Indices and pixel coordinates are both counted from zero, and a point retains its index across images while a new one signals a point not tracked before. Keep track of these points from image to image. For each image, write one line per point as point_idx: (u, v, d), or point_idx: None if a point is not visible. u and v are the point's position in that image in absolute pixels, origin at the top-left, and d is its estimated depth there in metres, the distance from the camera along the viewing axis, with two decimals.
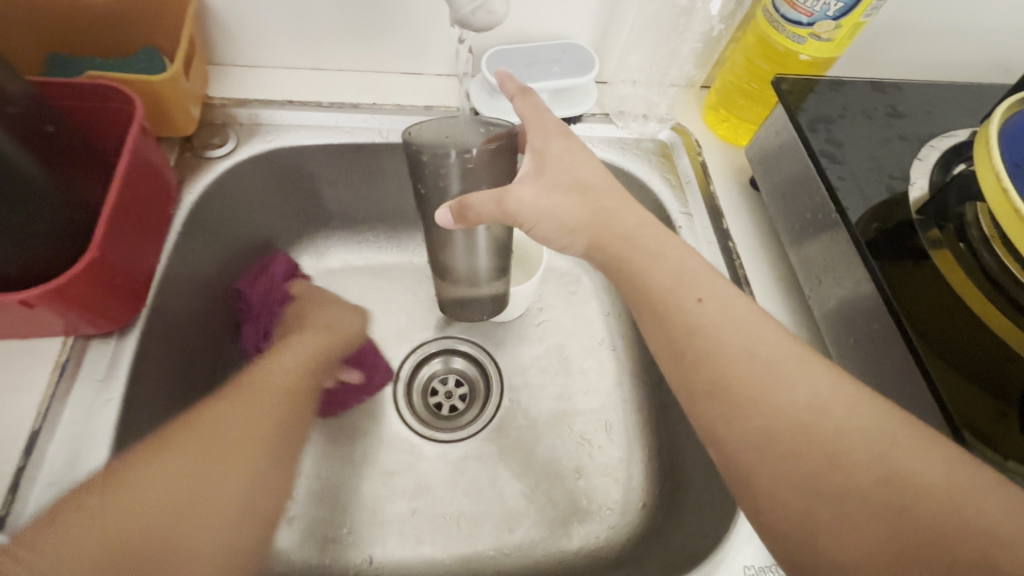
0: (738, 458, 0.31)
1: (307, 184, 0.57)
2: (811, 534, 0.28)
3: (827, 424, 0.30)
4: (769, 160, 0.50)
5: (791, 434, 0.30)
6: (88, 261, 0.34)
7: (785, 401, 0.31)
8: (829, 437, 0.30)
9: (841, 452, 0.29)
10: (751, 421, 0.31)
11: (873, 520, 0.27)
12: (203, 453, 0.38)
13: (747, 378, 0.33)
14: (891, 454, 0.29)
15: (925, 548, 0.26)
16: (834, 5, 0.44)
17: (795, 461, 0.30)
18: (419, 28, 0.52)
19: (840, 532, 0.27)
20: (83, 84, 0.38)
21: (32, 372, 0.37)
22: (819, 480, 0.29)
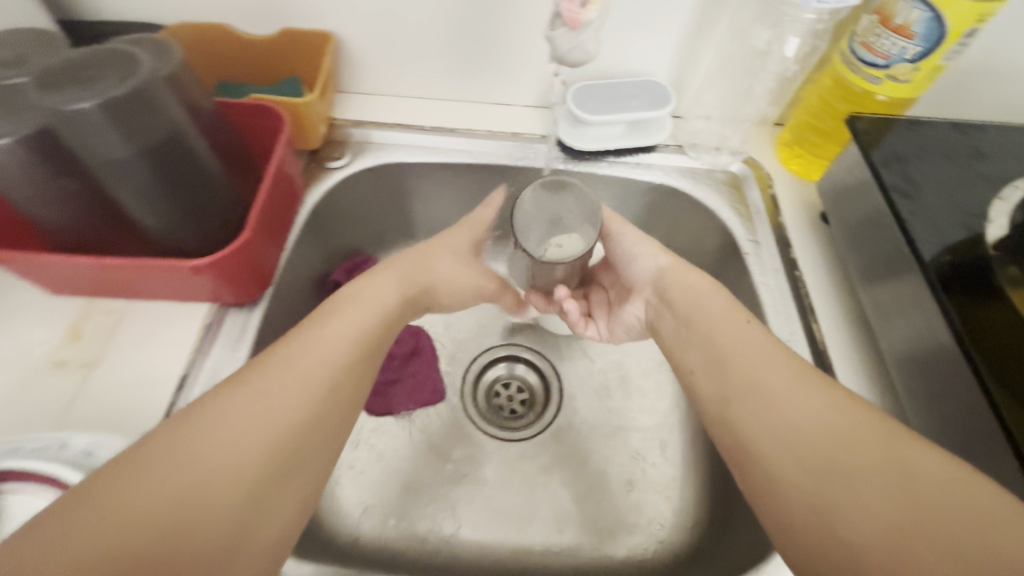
0: (772, 458, 0.35)
1: (404, 196, 0.65)
2: (825, 521, 0.31)
3: (844, 429, 0.34)
4: (842, 194, 0.52)
5: (820, 435, 0.34)
6: (241, 242, 0.42)
7: (811, 409, 0.35)
8: (845, 440, 0.33)
9: (857, 453, 0.33)
10: (777, 422, 0.36)
11: (881, 512, 0.30)
12: (259, 411, 0.36)
13: (781, 389, 0.36)
14: (907, 460, 0.31)
15: (923, 540, 0.28)
16: (912, 49, 0.46)
17: (821, 457, 0.33)
18: (513, 66, 0.59)
19: (849, 520, 0.31)
20: (248, 104, 0.48)
21: (185, 329, 0.46)
22: (836, 474, 0.32)
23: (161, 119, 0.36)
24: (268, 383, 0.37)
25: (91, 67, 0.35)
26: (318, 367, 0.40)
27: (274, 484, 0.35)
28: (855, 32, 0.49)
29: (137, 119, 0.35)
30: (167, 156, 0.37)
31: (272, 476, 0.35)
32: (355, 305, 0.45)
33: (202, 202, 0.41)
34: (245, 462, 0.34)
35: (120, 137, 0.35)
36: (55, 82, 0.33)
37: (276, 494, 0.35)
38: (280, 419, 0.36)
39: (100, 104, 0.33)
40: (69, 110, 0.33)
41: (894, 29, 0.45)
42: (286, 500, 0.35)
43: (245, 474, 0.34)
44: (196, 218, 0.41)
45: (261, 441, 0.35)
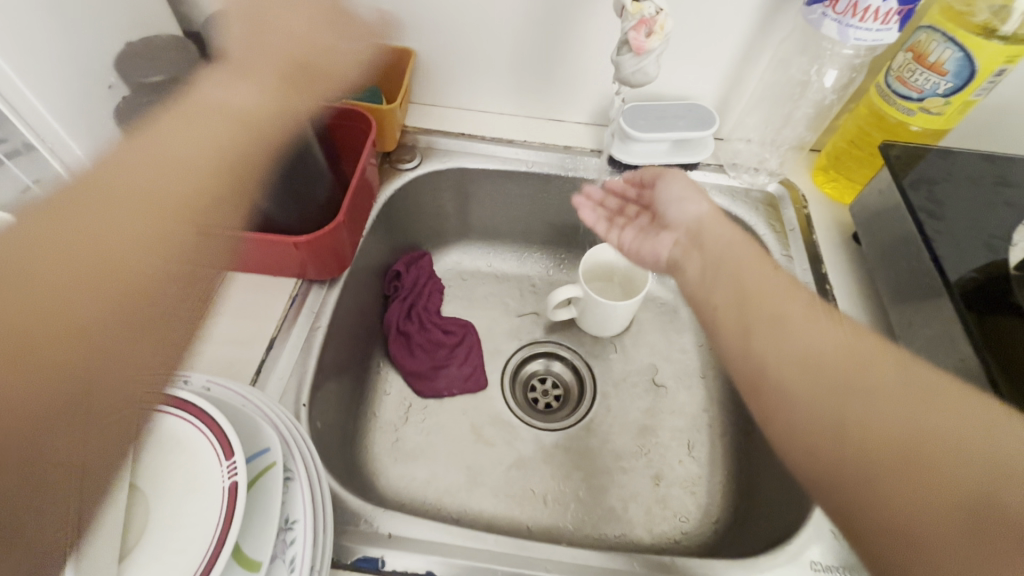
0: (793, 385, 0.35)
1: (462, 198, 0.71)
2: (841, 434, 0.32)
3: (866, 357, 0.34)
4: (872, 215, 0.55)
5: (850, 362, 0.34)
6: (334, 226, 0.49)
7: (835, 341, 0.36)
8: (865, 365, 0.34)
9: (876, 376, 0.33)
10: (794, 349, 0.36)
11: (897, 428, 0.31)
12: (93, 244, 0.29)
13: (807, 328, 0.37)
14: (926, 388, 0.32)
15: (937, 453, 0.29)
16: (943, 84, 0.50)
17: (852, 378, 0.33)
18: (572, 85, 0.65)
19: (867, 435, 0.31)
20: (341, 107, 0.55)
21: (276, 300, 0.53)
22: (853, 392, 0.33)
23: (294, 128, 0.44)
24: (94, 212, 0.30)
25: (249, 78, 0.41)
26: (186, 146, 0.36)
27: (132, 293, 0.29)
28: (891, 67, 0.53)
29: (280, 128, 0.42)
30: (289, 154, 0.45)
31: (125, 290, 0.29)
32: (181, 119, 0.37)
33: (303, 189, 0.49)
34: (111, 264, 0.29)
35: (264, 141, 0.42)
36: (215, 86, 0.40)
37: (145, 268, 0.30)
38: (170, 185, 0.34)
39: (259, 117, 0.40)
40: (229, 115, 0.39)
41: (928, 65, 0.50)
42: (156, 285, 0.30)
43: (116, 268, 0.29)
44: (300, 209, 0.48)
45: (136, 231, 0.31)
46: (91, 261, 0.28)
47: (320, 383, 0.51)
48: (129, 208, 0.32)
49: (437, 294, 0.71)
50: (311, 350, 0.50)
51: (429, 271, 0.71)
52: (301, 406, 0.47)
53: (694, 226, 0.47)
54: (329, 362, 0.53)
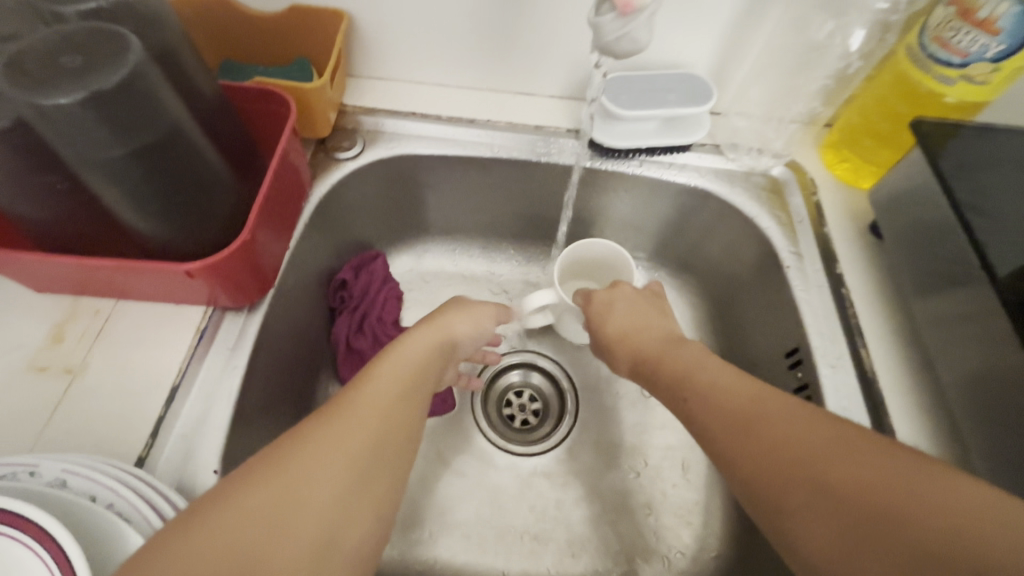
0: (773, 483, 0.30)
1: (417, 190, 0.60)
2: (825, 543, 0.27)
3: (857, 442, 0.29)
4: (899, 206, 0.47)
5: (766, 416, 0.33)
6: (242, 242, 0.38)
7: (817, 430, 0.31)
8: (855, 452, 0.29)
9: (879, 472, 0.28)
10: (769, 442, 0.31)
11: (897, 535, 0.25)
12: (282, 485, 0.27)
13: (782, 413, 0.33)
14: (918, 481, 0.26)
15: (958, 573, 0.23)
16: (994, 47, 0.40)
17: (771, 432, 0.32)
18: (542, 52, 0.54)
19: (874, 560, 0.25)
20: (252, 88, 0.44)
21: (179, 333, 0.42)
22: (845, 490, 0.27)
23: (159, 115, 0.32)
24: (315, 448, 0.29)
25: (80, 50, 0.30)
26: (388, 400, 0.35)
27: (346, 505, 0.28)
28: (926, 25, 0.43)
29: (131, 114, 0.31)
30: (163, 154, 0.33)
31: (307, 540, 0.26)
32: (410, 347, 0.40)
33: (198, 206, 0.37)
34: (280, 522, 0.26)
35: (112, 136, 0.31)
36: (22, 67, 0.29)
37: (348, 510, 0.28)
38: (356, 437, 0.31)
39: (89, 97, 0.29)
40: (46, 103, 0.28)
41: (977, 23, 0.40)
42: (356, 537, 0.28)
43: (288, 532, 0.26)
44: (191, 222, 0.37)
45: (285, 489, 0.27)
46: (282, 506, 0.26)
47: (239, 438, 0.41)
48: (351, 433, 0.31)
49: (394, 304, 0.57)
50: (226, 397, 0.41)
51: (384, 274, 0.58)
52: (211, 473, 0.38)
53: (632, 325, 0.47)
54: (253, 406, 0.43)
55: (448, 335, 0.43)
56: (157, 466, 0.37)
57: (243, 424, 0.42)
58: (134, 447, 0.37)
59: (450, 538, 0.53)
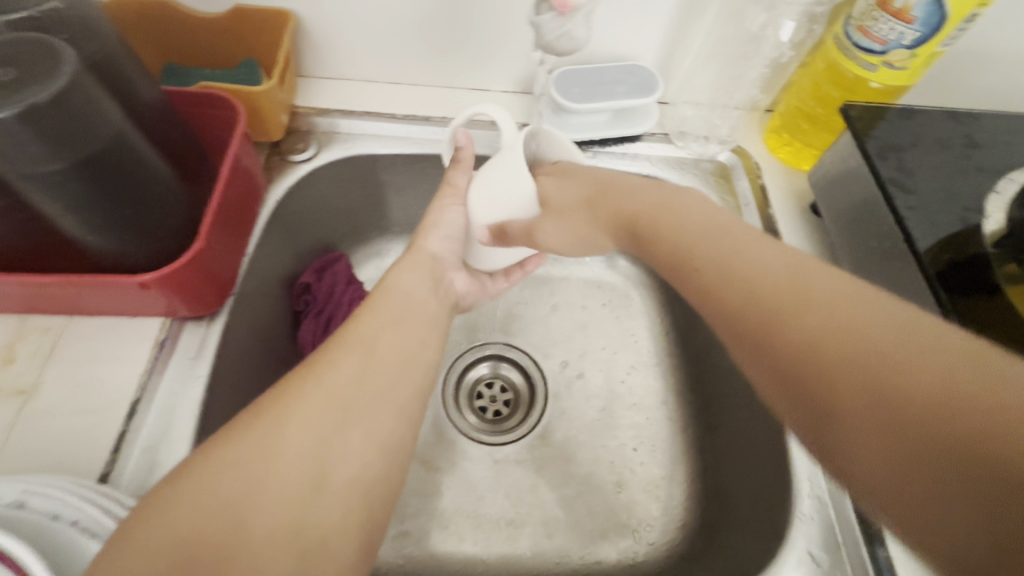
0: (751, 360, 0.27)
1: (376, 189, 0.60)
2: (800, 392, 0.24)
3: (853, 305, 0.25)
4: (833, 186, 0.50)
5: (779, 281, 0.28)
6: (196, 252, 0.38)
7: (810, 294, 0.26)
8: (822, 291, 0.26)
9: (861, 344, 0.23)
10: (741, 309, 0.29)
11: (876, 378, 0.22)
12: (269, 421, 0.30)
13: (754, 263, 0.30)
14: (919, 334, 0.23)
15: (949, 438, 0.20)
16: (910, 34, 0.43)
17: (780, 301, 0.27)
18: (493, 48, 0.54)
19: (858, 430, 0.22)
20: (198, 93, 0.43)
21: (137, 347, 0.41)
22: (837, 353, 0.24)
23: (98, 127, 0.32)
24: (311, 392, 0.32)
25: (12, 63, 0.29)
26: (382, 346, 0.36)
27: (336, 432, 0.31)
28: (850, 15, 0.46)
29: (68, 128, 0.30)
30: (104, 166, 0.33)
31: (304, 461, 0.29)
32: (397, 286, 0.41)
33: (146, 217, 0.36)
34: (271, 455, 0.29)
35: (49, 150, 0.30)
36: None
37: (341, 437, 0.31)
38: (345, 379, 0.33)
39: (23, 111, 0.28)
40: None
41: (893, 13, 0.43)
42: (355, 455, 0.31)
43: (280, 461, 0.29)
44: (143, 233, 0.37)
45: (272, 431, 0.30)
46: (271, 437, 0.29)
47: None
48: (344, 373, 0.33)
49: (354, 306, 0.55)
50: (190, 407, 0.40)
51: (348, 275, 0.56)
52: None
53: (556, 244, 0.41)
54: (218, 416, 0.43)
55: (421, 256, 0.44)
56: (120, 483, 0.37)
57: (210, 433, 0.42)
58: (96, 465, 0.37)
59: (428, 530, 0.54)
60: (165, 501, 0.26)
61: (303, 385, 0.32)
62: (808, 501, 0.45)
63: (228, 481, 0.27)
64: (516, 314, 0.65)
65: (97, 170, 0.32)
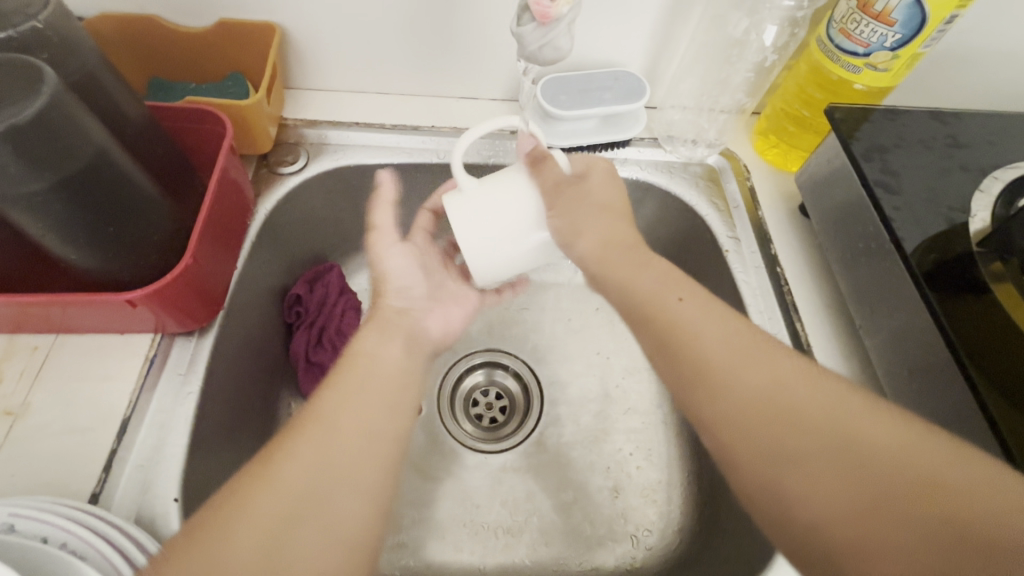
0: (724, 430, 0.33)
1: (366, 200, 0.60)
2: (784, 485, 0.30)
3: (811, 396, 0.32)
4: (820, 188, 0.50)
5: (743, 372, 0.33)
6: (183, 268, 0.38)
7: (773, 381, 0.33)
8: (791, 395, 0.32)
9: (819, 435, 0.31)
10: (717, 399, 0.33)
11: (850, 491, 0.29)
12: (215, 528, 0.28)
13: (720, 345, 0.35)
14: (863, 426, 0.30)
15: (889, 509, 0.28)
16: (891, 36, 0.44)
17: (756, 406, 0.32)
18: (481, 57, 0.55)
19: (816, 499, 0.29)
20: (184, 108, 0.43)
21: (126, 364, 0.41)
22: (817, 462, 0.30)
23: (82, 145, 0.32)
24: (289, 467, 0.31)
25: None
26: (333, 430, 0.33)
27: (287, 530, 0.29)
28: (832, 18, 0.47)
29: (50, 147, 0.30)
30: (88, 184, 0.33)
31: (250, 568, 0.27)
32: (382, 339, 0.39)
33: (131, 233, 0.36)
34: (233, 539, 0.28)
35: (31, 170, 0.30)
36: None
37: (293, 537, 0.29)
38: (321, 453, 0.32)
39: (4, 133, 0.28)
40: None
41: (874, 15, 0.43)
42: (314, 556, 0.29)
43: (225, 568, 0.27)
44: (128, 250, 0.37)
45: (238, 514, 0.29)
46: (218, 544, 0.28)
47: (197, 465, 0.40)
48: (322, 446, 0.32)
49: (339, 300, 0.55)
50: (181, 424, 0.40)
51: (341, 285, 0.56)
52: (171, 501, 0.37)
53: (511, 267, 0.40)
54: (211, 432, 0.43)
55: (402, 322, 0.41)
56: (111, 502, 0.36)
57: (202, 449, 0.41)
58: (87, 484, 0.36)
59: (424, 540, 0.54)
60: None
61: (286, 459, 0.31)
62: None
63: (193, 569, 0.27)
64: (510, 320, 0.65)
65: (79, 189, 0.32)
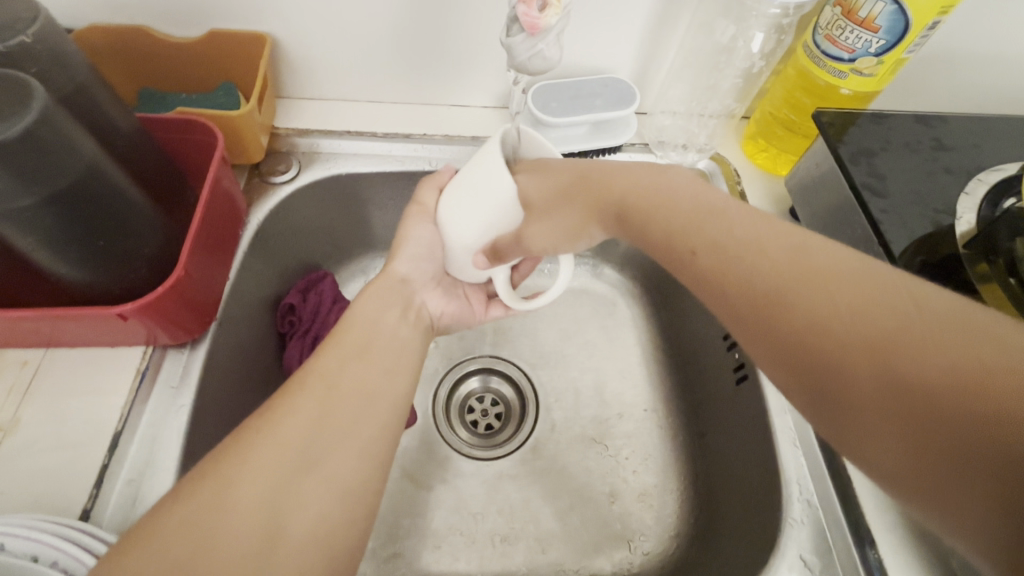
0: (760, 364, 0.29)
1: (359, 207, 0.59)
2: (834, 394, 0.25)
3: (852, 307, 0.25)
4: (810, 191, 0.51)
5: (776, 262, 0.29)
6: (175, 280, 0.38)
7: (821, 272, 0.27)
8: (856, 283, 0.26)
9: (875, 336, 0.24)
10: (746, 285, 0.29)
11: (905, 412, 0.23)
12: (214, 482, 0.29)
13: (744, 226, 0.31)
14: (944, 337, 0.23)
15: (944, 431, 0.22)
16: (876, 42, 0.44)
17: (788, 302, 0.27)
18: (472, 65, 0.55)
19: (869, 419, 0.24)
20: (174, 119, 0.43)
21: (117, 377, 0.41)
22: (860, 369, 0.24)
23: (71, 159, 0.32)
24: (287, 424, 0.33)
25: None
26: (323, 405, 0.34)
27: (290, 484, 0.31)
28: (818, 25, 0.47)
29: (39, 161, 0.30)
30: (78, 198, 0.33)
31: (250, 512, 0.29)
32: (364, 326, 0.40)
33: (122, 247, 0.36)
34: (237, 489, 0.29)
35: (20, 185, 0.30)
36: None
37: (299, 491, 0.31)
38: (314, 419, 0.33)
39: None
40: None
41: (858, 22, 0.44)
42: (314, 502, 0.31)
43: (228, 515, 0.29)
44: (119, 262, 0.36)
45: (238, 467, 0.30)
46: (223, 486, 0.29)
47: None
48: (318, 408, 0.34)
49: (329, 304, 0.54)
50: (173, 437, 0.40)
51: (334, 295, 0.55)
52: None
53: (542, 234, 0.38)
54: (204, 444, 0.42)
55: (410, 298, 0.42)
56: (103, 518, 0.36)
57: (195, 462, 0.41)
58: (77, 500, 0.36)
59: (422, 549, 0.53)
60: (163, 516, 0.28)
61: (281, 420, 0.33)
62: (798, 505, 0.45)
63: (200, 518, 0.28)
64: (504, 326, 0.65)
65: (70, 203, 0.32)
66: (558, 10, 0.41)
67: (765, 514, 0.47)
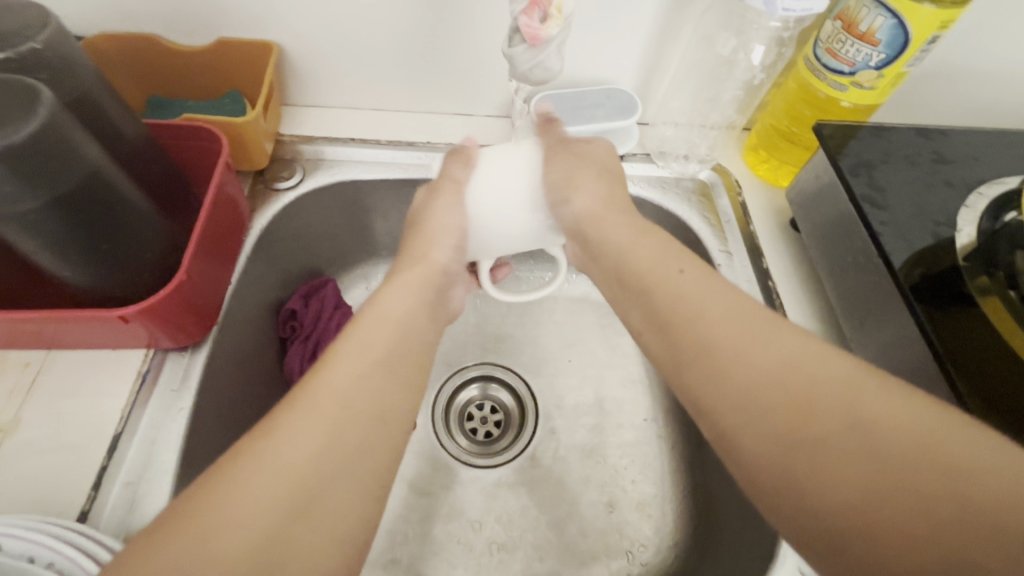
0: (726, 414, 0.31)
1: (362, 214, 0.60)
2: (787, 460, 0.28)
3: (805, 369, 0.30)
4: (810, 202, 0.51)
5: (721, 321, 0.34)
6: (176, 284, 0.38)
7: (759, 342, 0.32)
8: (794, 356, 0.31)
9: (824, 409, 0.29)
10: (697, 339, 0.34)
11: (858, 470, 0.27)
12: (207, 506, 0.26)
13: (693, 285, 0.36)
14: (861, 396, 0.29)
15: (877, 481, 0.26)
16: (876, 56, 0.45)
17: (740, 361, 0.32)
18: (475, 74, 0.56)
19: (819, 477, 0.27)
20: (181, 126, 0.44)
21: (118, 380, 0.41)
22: (809, 427, 0.28)
23: (76, 163, 0.32)
24: (292, 445, 0.29)
25: None
26: (333, 421, 0.31)
27: (291, 524, 0.27)
28: (818, 38, 0.48)
29: (44, 165, 0.31)
30: (82, 202, 0.33)
31: (249, 550, 0.26)
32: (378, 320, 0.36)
33: (125, 250, 0.36)
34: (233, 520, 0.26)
35: (24, 188, 0.30)
36: None
37: (300, 531, 0.27)
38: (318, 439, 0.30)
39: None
40: None
41: (858, 35, 0.44)
42: (315, 541, 0.27)
43: (219, 549, 0.25)
44: (121, 265, 0.37)
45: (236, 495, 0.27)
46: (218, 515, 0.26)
47: (187, 481, 0.40)
48: (327, 424, 0.30)
49: (330, 310, 0.55)
50: (171, 440, 0.40)
51: (336, 300, 0.56)
52: None
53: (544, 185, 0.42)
54: (202, 447, 0.42)
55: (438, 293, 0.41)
56: (99, 521, 0.36)
57: (193, 466, 0.41)
58: (75, 502, 0.36)
59: (419, 557, 0.53)
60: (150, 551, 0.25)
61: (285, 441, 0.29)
62: None
63: (191, 549, 0.25)
64: (504, 334, 0.65)
65: (73, 206, 0.33)
66: (558, 20, 0.41)
67: (764, 526, 0.46)
